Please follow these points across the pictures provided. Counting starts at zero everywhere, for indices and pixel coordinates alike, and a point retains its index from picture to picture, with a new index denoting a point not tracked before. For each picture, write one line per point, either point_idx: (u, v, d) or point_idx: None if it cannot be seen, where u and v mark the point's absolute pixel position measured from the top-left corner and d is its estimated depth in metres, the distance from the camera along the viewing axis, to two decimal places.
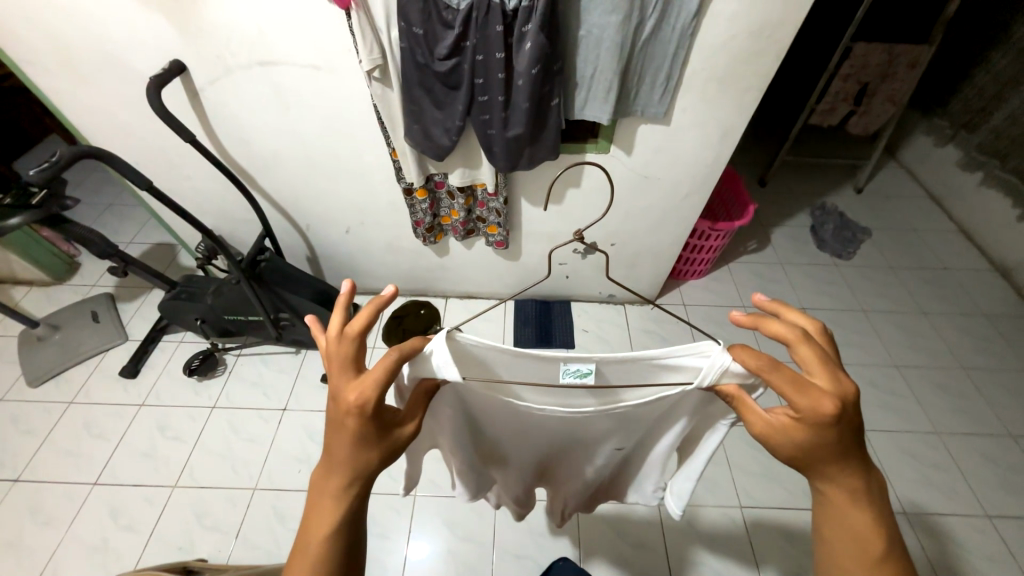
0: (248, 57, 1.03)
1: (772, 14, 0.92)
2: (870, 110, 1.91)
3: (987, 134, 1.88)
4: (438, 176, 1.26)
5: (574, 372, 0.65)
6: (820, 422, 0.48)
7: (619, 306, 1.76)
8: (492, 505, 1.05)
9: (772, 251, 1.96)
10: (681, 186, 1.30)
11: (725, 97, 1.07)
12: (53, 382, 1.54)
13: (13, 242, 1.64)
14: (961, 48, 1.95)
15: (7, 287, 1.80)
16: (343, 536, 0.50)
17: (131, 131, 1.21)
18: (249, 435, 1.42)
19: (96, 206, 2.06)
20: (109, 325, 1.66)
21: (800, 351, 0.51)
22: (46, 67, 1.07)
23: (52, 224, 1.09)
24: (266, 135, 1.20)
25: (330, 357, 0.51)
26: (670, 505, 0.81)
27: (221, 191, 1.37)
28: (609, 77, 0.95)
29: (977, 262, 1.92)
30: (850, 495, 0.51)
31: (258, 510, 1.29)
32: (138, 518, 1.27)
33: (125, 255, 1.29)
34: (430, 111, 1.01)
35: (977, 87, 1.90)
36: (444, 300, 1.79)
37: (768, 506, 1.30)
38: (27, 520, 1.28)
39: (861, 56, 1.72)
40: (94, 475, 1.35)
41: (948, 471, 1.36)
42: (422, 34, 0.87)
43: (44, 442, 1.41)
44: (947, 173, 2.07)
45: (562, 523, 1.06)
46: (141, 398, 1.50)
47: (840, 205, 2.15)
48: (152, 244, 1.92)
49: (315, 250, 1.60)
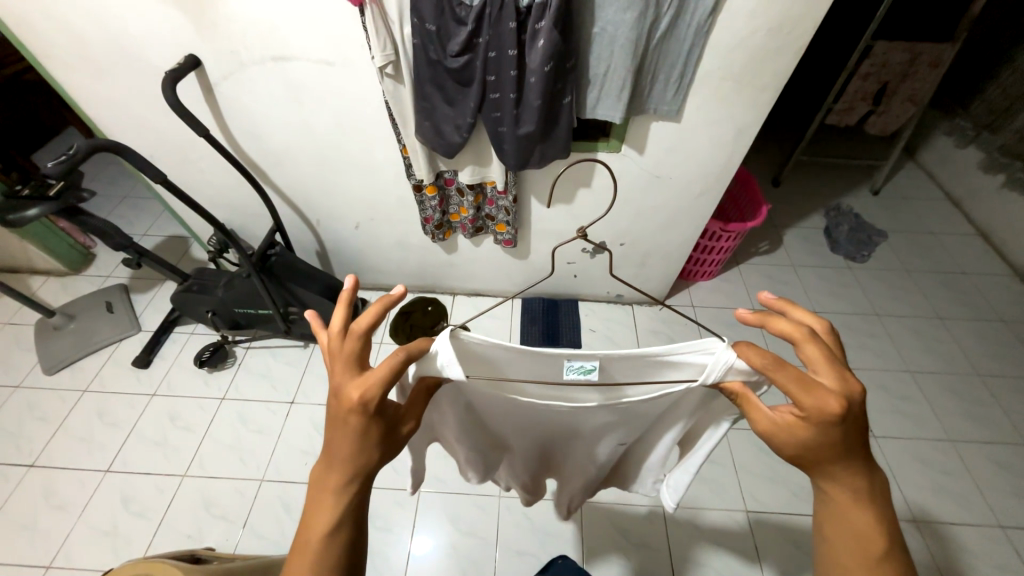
0: (261, 51, 1.03)
1: (792, 10, 0.89)
2: (890, 110, 1.87)
3: (1009, 136, 1.82)
4: (448, 173, 1.26)
5: (578, 368, 0.65)
6: (824, 421, 0.47)
7: (627, 306, 1.75)
8: (502, 488, 1.04)
9: (784, 253, 1.93)
10: (693, 185, 1.29)
11: (740, 95, 1.05)
12: (68, 371, 1.57)
13: (30, 233, 1.66)
14: (984, 47, 1.90)
15: (25, 276, 1.84)
16: (343, 533, 0.51)
17: (147, 125, 1.22)
18: (258, 427, 1.44)
19: (111, 198, 2.10)
20: (123, 315, 1.69)
21: (806, 350, 0.50)
22: (65, 60, 1.08)
23: (68, 216, 1.10)
24: (279, 131, 1.21)
25: (335, 355, 0.51)
26: (665, 500, 0.80)
27: (234, 185, 1.38)
28: (623, 75, 0.93)
29: (995, 267, 1.88)
30: (853, 495, 0.50)
31: (265, 501, 1.30)
32: (149, 506, 1.30)
33: (139, 248, 1.31)
34: (441, 107, 1.00)
35: (1001, 87, 1.84)
36: (451, 297, 1.79)
37: (775, 510, 1.29)
38: (41, 506, 1.30)
39: (881, 54, 1.69)
40: (106, 463, 1.37)
41: (959, 478, 1.34)
42: (435, 30, 0.86)
43: (59, 429, 1.44)
44: (968, 175, 2.02)
45: (567, 514, 1.04)
46: (153, 388, 1.53)
47: (855, 207, 2.11)
48: (165, 237, 1.94)
49: (324, 245, 1.61)
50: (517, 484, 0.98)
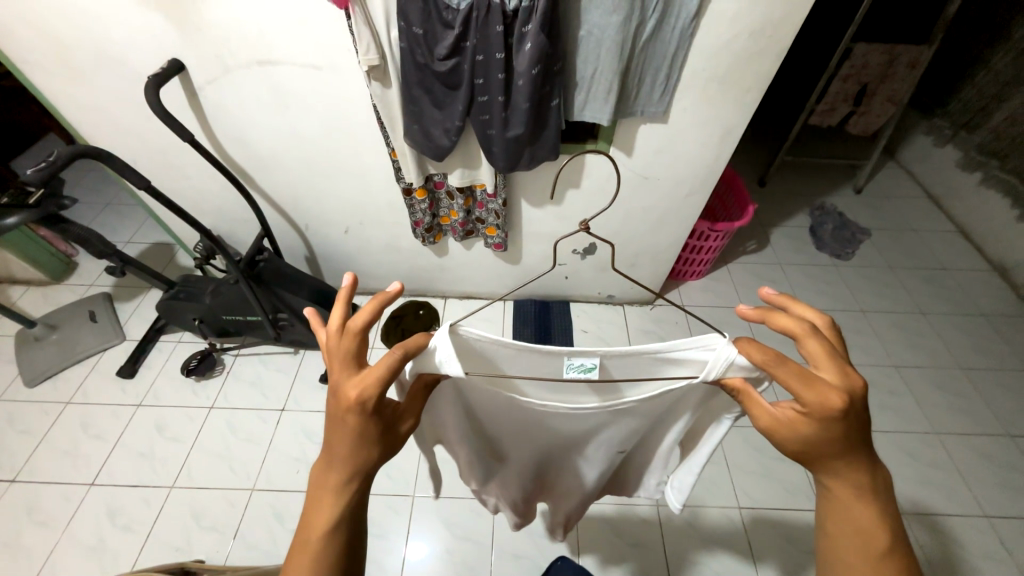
0: (245, 56, 1.02)
1: (775, 11, 0.91)
2: (870, 110, 1.91)
3: (986, 135, 1.87)
4: (438, 176, 1.25)
5: (578, 366, 0.65)
6: (826, 416, 0.48)
7: (618, 306, 1.76)
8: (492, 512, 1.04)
9: (771, 252, 1.96)
10: (681, 187, 1.30)
11: (726, 97, 1.07)
12: (50, 383, 1.53)
13: (10, 242, 1.62)
14: (960, 48, 1.96)
15: (4, 286, 1.79)
16: (343, 531, 0.50)
17: (130, 131, 1.21)
18: (247, 436, 1.42)
19: (94, 205, 2.06)
20: (107, 324, 1.65)
21: (808, 345, 0.51)
22: (44, 65, 1.06)
23: (49, 224, 1.07)
24: (265, 136, 1.20)
25: (333, 353, 0.51)
26: (671, 500, 0.80)
27: (220, 191, 1.36)
28: (610, 78, 0.94)
29: (976, 262, 1.92)
30: (855, 490, 0.51)
31: (257, 511, 1.28)
32: (135, 519, 1.27)
33: (123, 254, 1.28)
34: (430, 111, 1.00)
35: (977, 87, 1.90)
36: (443, 301, 1.79)
37: (767, 506, 1.30)
38: (23, 522, 1.27)
39: (861, 56, 1.72)
40: (90, 476, 1.34)
41: (946, 470, 1.37)
42: (422, 34, 0.87)
43: (41, 442, 1.41)
44: (946, 173, 2.07)
45: (565, 528, 1.02)
46: (139, 398, 1.50)
47: (839, 205, 2.15)
48: (150, 244, 1.91)
49: (314, 250, 1.60)
50: (510, 506, 0.97)
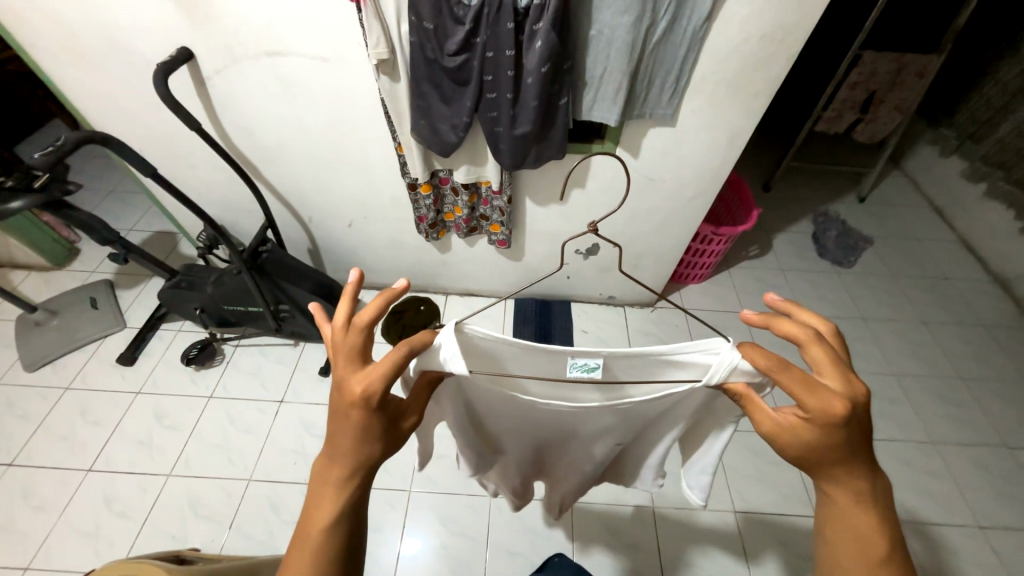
0: (255, 46, 1.02)
1: (786, 16, 0.91)
2: (876, 119, 1.91)
3: (991, 146, 1.88)
4: (443, 172, 1.25)
5: (582, 366, 0.66)
6: (829, 423, 0.48)
7: (619, 307, 1.76)
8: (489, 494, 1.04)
9: (774, 257, 1.96)
10: (686, 189, 1.30)
11: (734, 100, 1.06)
12: (49, 368, 1.53)
13: (13, 227, 1.62)
14: (968, 59, 1.96)
15: (6, 270, 1.79)
16: (344, 526, 0.50)
17: (136, 118, 1.20)
18: (245, 426, 1.42)
19: (98, 191, 2.06)
20: (108, 311, 1.65)
21: (812, 352, 0.51)
22: (52, 50, 1.06)
23: (54, 209, 1.07)
24: (272, 126, 1.20)
25: (338, 348, 0.51)
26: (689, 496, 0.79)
27: (225, 181, 1.36)
28: (619, 78, 0.94)
29: (977, 273, 1.92)
30: (854, 497, 0.51)
31: (253, 501, 1.28)
32: (131, 506, 1.27)
33: (126, 242, 1.28)
34: (437, 107, 1.00)
35: (984, 98, 1.90)
36: (444, 297, 1.79)
37: (763, 510, 1.30)
38: (19, 506, 1.27)
39: (869, 64, 1.72)
40: (88, 462, 1.34)
41: (941, 479, 1.37)
42: (432, 29, 0.86)
43: (39, 427, 1.41)
44: (950, 184, 2.07)
45: (560, 512, 1.02)
46: (139, 386, 1.50)
47: (842, 213, 2.15)
48: (153, 232, 1.91)
49: (317, 243, 1.60)
50: (507, 489, 0.97)
